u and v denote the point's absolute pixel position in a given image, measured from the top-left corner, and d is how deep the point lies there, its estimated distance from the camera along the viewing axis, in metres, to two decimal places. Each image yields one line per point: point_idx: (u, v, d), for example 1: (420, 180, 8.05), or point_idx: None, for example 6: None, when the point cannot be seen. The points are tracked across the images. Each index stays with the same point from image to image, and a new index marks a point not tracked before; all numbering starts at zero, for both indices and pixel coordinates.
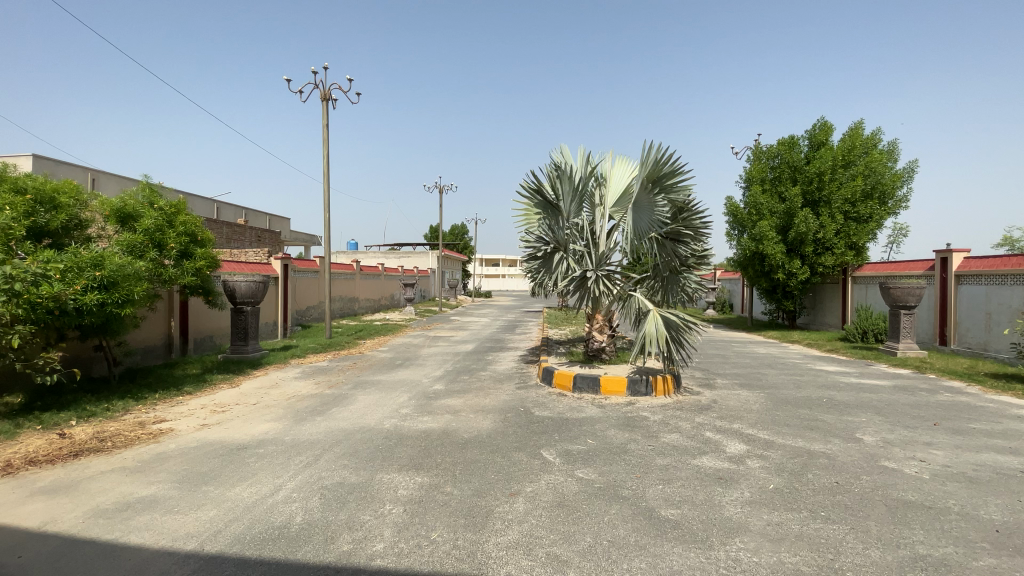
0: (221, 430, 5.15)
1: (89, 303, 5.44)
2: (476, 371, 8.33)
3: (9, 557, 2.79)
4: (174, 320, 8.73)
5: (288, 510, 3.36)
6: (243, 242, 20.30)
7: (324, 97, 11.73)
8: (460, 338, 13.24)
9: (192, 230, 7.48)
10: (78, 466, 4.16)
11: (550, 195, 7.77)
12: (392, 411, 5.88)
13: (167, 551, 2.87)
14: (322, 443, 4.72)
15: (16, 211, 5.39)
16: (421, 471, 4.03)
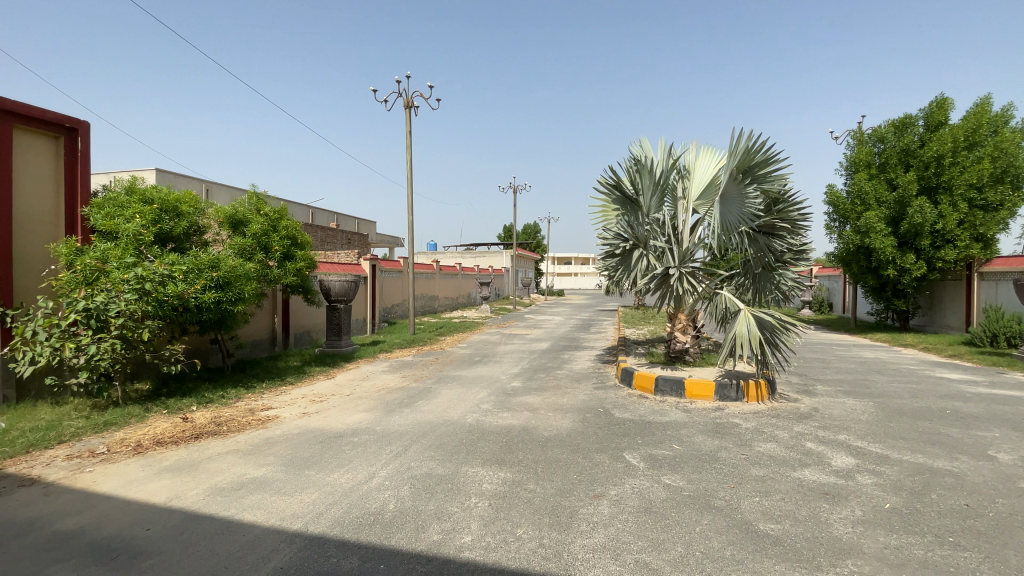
0: (320, 419, 5.55)
1: (207, 301, 6.10)
2: (554, 370, 8.31)
3: (141, 529, 3.17)
4: (277, 316, 9.55)
5: (382, 498, 3.53)
6: (334, 245, 21.78)
7: (407, 104, 12.25)
8: (536, 336, 13.27)
9: (293, 234, 8.13)
10: (199, 447, 4.67)
11: (629, 190, 7.52)
12: (473, 406, 6.01)
13: (276, 529, 3.13)
14: (409, 435, 4.93)
15: (146, 219, 6.11)
16: (505, 467, 4.07)
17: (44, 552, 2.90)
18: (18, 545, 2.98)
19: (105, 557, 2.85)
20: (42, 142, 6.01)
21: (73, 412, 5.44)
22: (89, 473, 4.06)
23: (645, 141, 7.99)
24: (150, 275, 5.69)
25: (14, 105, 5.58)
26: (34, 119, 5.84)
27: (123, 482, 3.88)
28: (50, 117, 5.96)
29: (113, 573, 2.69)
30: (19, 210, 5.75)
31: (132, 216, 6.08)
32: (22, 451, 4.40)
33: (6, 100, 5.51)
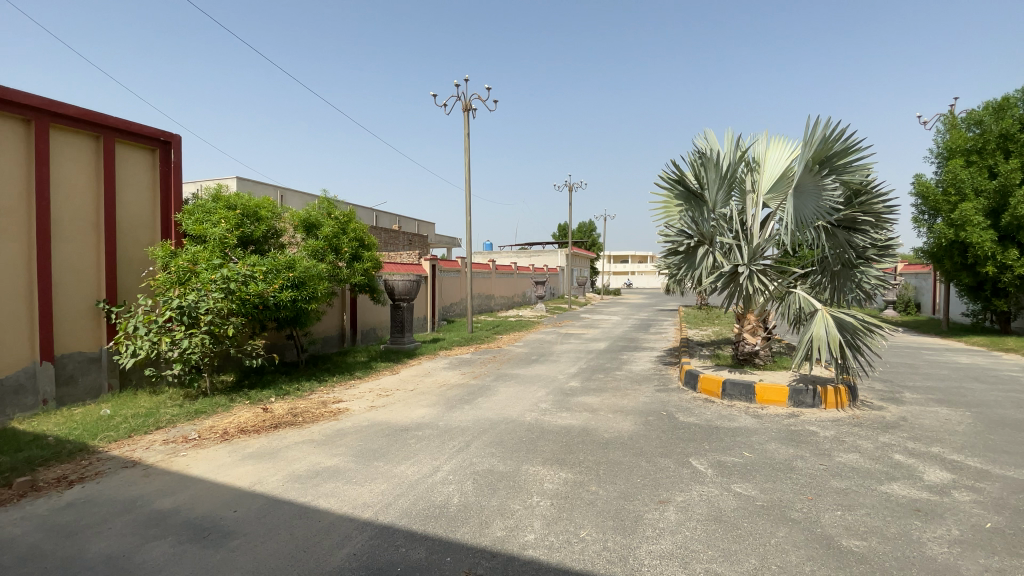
0: (386, 413, 5.78)
1: (284, 299, 6.50)
2: (613, 371, 8.17)
3: (229, 510, 3.44)
4: (346, 314, 10.03)
5: (446, 491, 3.62)
6: (395, 246, 22.59)
7: (466, 107, 12.46)
8: (593, 335, 13.11)
9: (360, 236, 8.51)
10: (278, 436, 4.99)
11: (693, 184, 7.24)
12: (532, 405, 6.03)
13: (348, 517, 3.29)
14: (471, 431, 5.02)
15: (230, 224, 6.60)
16: (566, 467, 4.05)
17: (146, 528, 3.21)
18: (124, 521, 3.31)
19: (198, 535, 3.11)
20: (141, 155, 6.64)
21: (168, 401, 6.00)
22: (183, 457, 4.44)
23: (710, 133, 7.67)
24: (235, 276, 6.15)
25: (116, 121, 6.19)
26: (134, 134, 6.45)
27: (211, 467, 4.22)
28: (147, 132, 6.56)
29: (205, 550, 2.94)
30: (123, 217, 6.40)
31: (218, 221, 6.59)
32: (127, 434, 4.90)
33: (109, 117, 6.13)
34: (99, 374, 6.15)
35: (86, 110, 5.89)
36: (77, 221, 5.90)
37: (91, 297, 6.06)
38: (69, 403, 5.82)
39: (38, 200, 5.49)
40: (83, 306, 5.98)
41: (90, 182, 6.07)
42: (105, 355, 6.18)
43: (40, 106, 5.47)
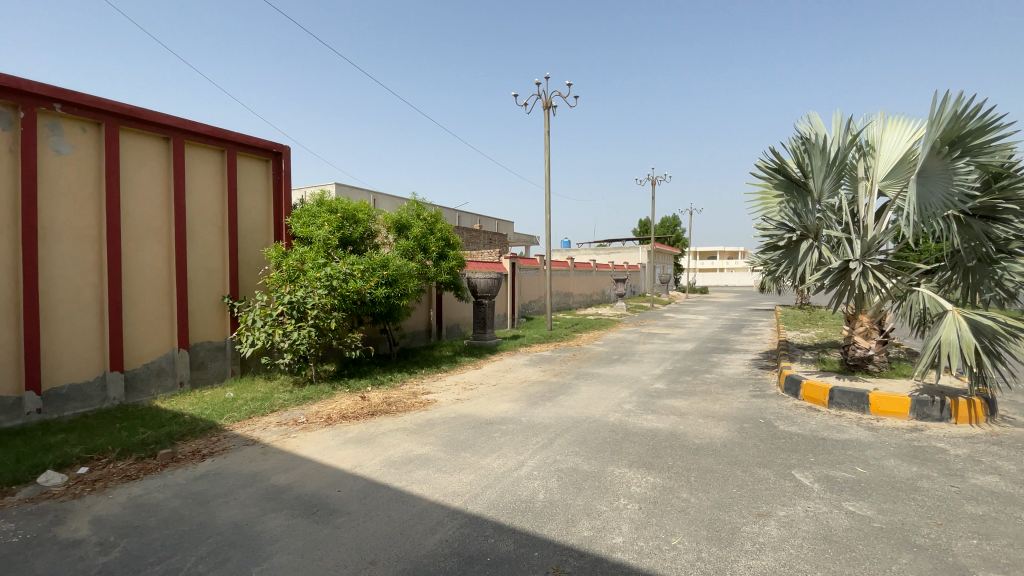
0: (471, 406, 5.96)
1: (379, 295, 6.95)
2: (702, 374, 7.79)
3: (334, 490, 3.73)
4: (432, 310, 10.48)
5: (532, 486, 3.66)
6: (477, 245, 23.24)
7: (546, 105, 12.47)
8: (678, 336, 12.60)
9: (446, 236, 8.85)
10: (374, 423, 5.33)
11: (795, 173, 6.67)
12: (615, 405, 5.91)
13: (440, 504, 3.44)
14: (554, 428, 5.03)
15: (332, 226, 7.16)
16: (654, 471, 3.93)
17: (264, 501, 3.58)
18: (247, 493, 3.71)
19: (308, 511, 3.41)
20: (258, 165, 7.37)
21: (280, 387, 6.64)
22: (293, 439, 4.89)
23: (816, 118, 7.03)
24: (337, 274, 6.65)
25: (237, 136, 6.93)
26: (252, 147, 7.18)
27: (318, 448, 4.60)
28: (262, 144, 7.26)
29: (313, 525, 3.21)
30: (243, 222, 7.15)
31: (322, 224, 7.17)
32: (247, 416, 5.49)
33: (231, 133, 6.86)
34: (224, 361, 6.95)
35: (213, 127, 6.65)
36: (206, 226, 6.69)
37: (217, 293, 6.85)
38: (200, 385, 6.64)
39: (174, 208, 6.30)
40: (211, 302, 6.77)
41: (216, 191, 6.84)
42: (229, 345, 6.96)
43: (175, 125, 6.26)
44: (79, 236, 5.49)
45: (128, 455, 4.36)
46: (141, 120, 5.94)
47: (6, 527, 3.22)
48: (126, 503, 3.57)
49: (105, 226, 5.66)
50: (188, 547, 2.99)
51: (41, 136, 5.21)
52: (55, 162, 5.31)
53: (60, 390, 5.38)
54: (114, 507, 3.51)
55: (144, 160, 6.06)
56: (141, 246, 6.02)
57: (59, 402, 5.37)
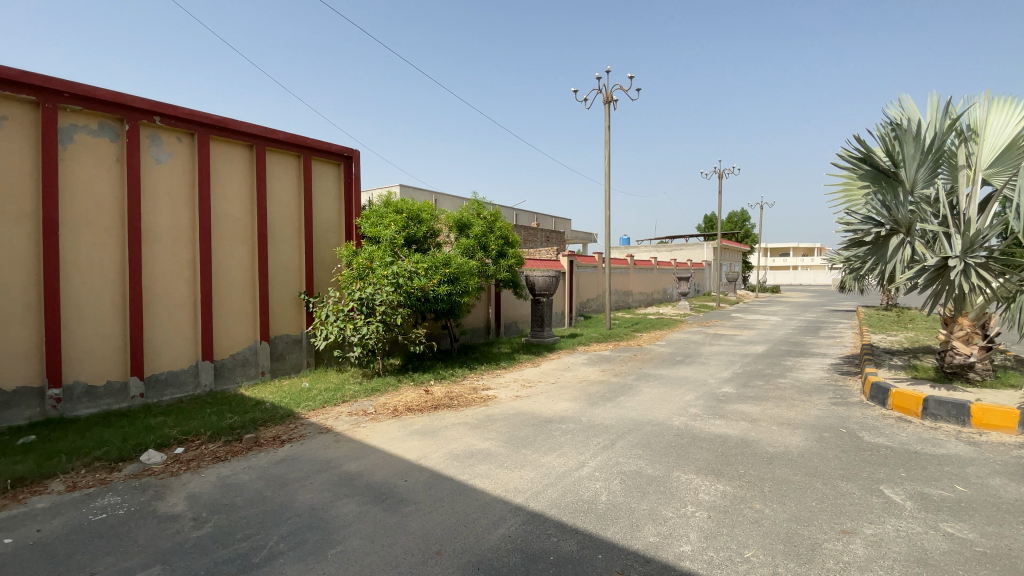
0: (531, 403, 5.98)
1: (441, 293, 7.15)
2: (774, 378, 7.35)
3: (402, 479, 3.88)
4: (491, 308, 10.62)
5: (594, 488, 3.61)
6: (534, 243, 23.28)
7: (607, 99, 12.24)
8: (747, 337, 11.99)
9: (505, 234, 8.93)
10: (437, 417, 5.48)
11: (884, 162, 6.16)
12: (680, 408, 5.71)
13: (502, 500, 3.47)
14: (616, 429, 4.94)
15: (398, 226, 7.44)
16: (723, 479, 3.76)
17: (337, 487, 3.78)
18: (322, 478, 3.94)
19: (378, 498, 3.57)
20: (330, 169, 7.77)
21: (350, 378, 6.99)
22: (363, 428, 5.13)
23: (908, 101, 6.45)
24: (402, 272, 6.91)
25: (312, 142, 7.35)
26: (325, 152, 7.58)
27: (385, 439, 4.80)
28: (335, 149, 7.65)
29: (382, 512, 3.35)
30: (316, 222, 7.57)
31: (389, 224, 7.46)
32: (321, 405, 5.82)
33: (307, 139, 7.28)
34: (301, 353, 7.40)
35: (291, 133, 7.09)
36: (284, 227, 7.15)
37: (294, 289, 7.29)
38: (279, 375, 7.12)
39: (256, 210, 6.77)
40: (288, 298, 7.24)
41: (293, 193, 7.29)
42: (304, 338, 7.41)
43: (258, 133, 6.73)
44: (175, 237, 6.04)
45: (217, 438, 4.75)
46: (228, 129, 6.44)
47: (116, 499, 3.61)
48: (216, 482, 3.90)
49: (197, 227, 6.19)
50: (270, 526, 3.21)
51: (144, 146, 5.78)
52: (156, 170, 5.87)
53: (159, 376, 5.95)
54: (206, 486, 3.83)
55: (231, 166, 6.57)
56: (227, 246, 6.53)
57: (159, 387, 5.95)
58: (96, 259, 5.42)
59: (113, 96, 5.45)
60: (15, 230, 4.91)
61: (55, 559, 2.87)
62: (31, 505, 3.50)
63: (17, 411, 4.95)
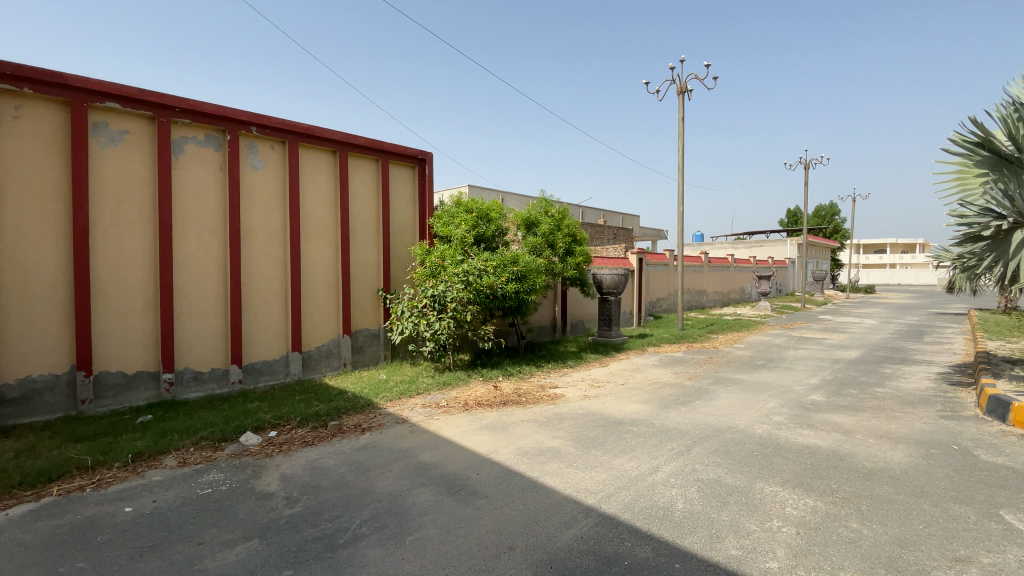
0: (600, 403, 5.89)
1: (510, 290, 7.23)
2: (871, 386, 6.70)
3: (474, 472, 3.97)
4: (557, 306, 10.56)
5: (669, 494, 3.49)
6: (602, 240, 22.91)
7: (681, 89, 11.73)
8: (837, 341, 11.06)
9: (573, 232, 8.85)
10: (506, 412, 5.54)
11: (1006, 146, 5.45)
12: (762, 416, 5.37)
13: (573, 499, 3.44)
14: (691, 435, 4.74)
15: (468, 225, 7.62)
16: (812, 493, 3.50)
17: (414, 476, 3.94)
18: (400, 466, 4.12)
19: (452, 489, 3.68)
20: (406, 171, 8.09)
21: (423, 372, 7.26)
22: (436, 421, 5.30)
23: None
24: (472, 270, 7.07)
25: (389, 146, 7.68)
26: (401, 154, 7.90)
27: (457, 432, 4.93)
28: (409, 152, 7.95)
29: (456, 503, 3.45)
30: (393, 222, 7.91)
31: (460, 224, 7.65)
32: (397, 396, 6.09)
33: (384, 143, 7.63)
34: (378, 347, 7.78)
35: (370, 139, 7.45)
36: (363, 227, 7.54)
37: (372, 286, 7.68)
38: (359, 367, 7.53)
39: (339, 212, 7.20)
40: (367, 295, 7.63)
41: (372, 195, 7.65)
42: (381, 332, 7.78)
43: (341, 139, 7.14)
44: (269, 237, 6.56)
45: (305, 424, 5.11)
46: (315, 137, 6.89)
47: (219, 476, 3.98)
48: (305, 465, 4.20)
49: (288, 228, 6.68)
50: (353, 509, 3.41)
51: (243, 155, 6.32)
52: (253, 176, 6.41)
53: (255, 365, 6.50)
54: (296, 468, 4.13)
55: (317, 171, 7.02)
56: (314, 245, 7.00)
57: (255, 375, 6.50)
58: (202, 258, 6.01)
59: (217, 109, 6.01)
60: (137, 233, 5.55)
61: (169, 527, 3.21)
62: (149, 477, 3.94)
63: (137, 393, 5.60)
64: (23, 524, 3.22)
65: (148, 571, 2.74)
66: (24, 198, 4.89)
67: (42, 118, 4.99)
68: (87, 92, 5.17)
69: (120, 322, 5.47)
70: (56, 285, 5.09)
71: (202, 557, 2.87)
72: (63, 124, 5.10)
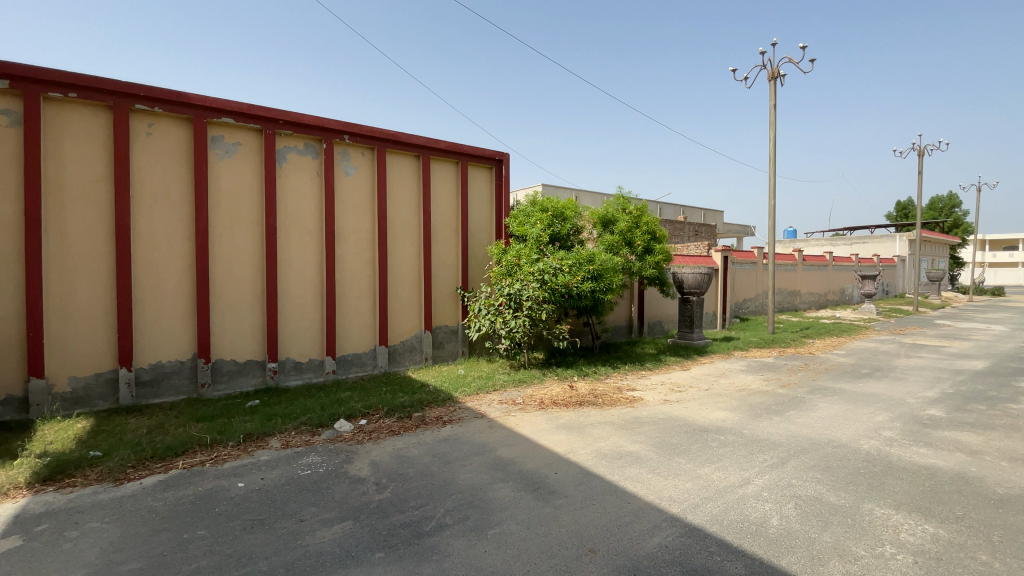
0: (682, 409, 5.65)
1: (585, 289, 7.17)
2: (1004, 402, 5.84)
3: (552, 471, 3.96)
4: (634, 306, 10.28)
5: (762, 509, 3.27)
6: (681, 237, 21.93)
7: (772, 75, 10.93)
8: (960, 350, 9.74)
9: (653, 229, 8.55)
10: (583, 413, 5.49)
11: None
12: (868, 430, 4.87)
13: (656, 507, 3.33)
14: (785, 447, 4.40)
15: (543, 224, 7.63)
16: (932, 519, 3.11)
17: (494, 471, 4.01)
18: (479, 461, 4.22)
19: (530, 487, 3.70)
20: (484, 172, 8.25)
21: (500, 369, 7.37)
22: (513, 417, 5.36)
23: None
24: (548, 269, 7.07)
25: (468, 147, 7.87)
26: (480, 156, 8.07)
27: (534, 430, 4.95)
28: (488, 153, 8.10)
29: (536, 501, 3.46)
30: (471, 222, 8.12)
31: (536, 223, 7.68)
32: (475, 392, 6.24)
33: (464, 146, 7.83)
34: (456, 343, 8.02)
35: (450, 142, 7.68)
36: (444, 228, 7.80)
37: (452, 285, 7.93)
38: (439, 361, 7.81)
39: (422, 213, 7.51)
40: (447, 292, 7.89)
41: (451, 196, 7.89)
42: (460, 328, 8.01)
43: (423, 144, 7.43)
44: (359, 238, 6.98)
45: (392, 414, 5.38)
46: (400, 142, 7.23)
47: (317, 459, 4.31)
48: (393, 453, 4.43)
49: (376, 229, 7.08)
50: (437, 499, 3.54)
51: (337, 162, 6.78)
52: (345, 181, 6.85)
53: (347, 357, 6.95)
54: (384, 455, 4.37)
55: (401, 175, 7.36)
56: (399, 245, 7.35)
57: (346, 366, 6.95)
58: (301, 258, 6.52)
59: (314, 120, 6.48)
60: (246, 235, 6.13)
61: (275, 504, 3.53)
62: (258, 456, 4.36)
63: (246, 380, 6.20)
64: (156, 492, 3.68)
65: (259, 543, 3.02)
66: (156, 206, 5.58)
67: (170, 134, 5.65)
68: (205, 110, 5.79)
69: (233, 316, 6.09)
70: (181, 282, 5.76)
71: (304, 533, 3.12)
72: (187, 139, 5.75)
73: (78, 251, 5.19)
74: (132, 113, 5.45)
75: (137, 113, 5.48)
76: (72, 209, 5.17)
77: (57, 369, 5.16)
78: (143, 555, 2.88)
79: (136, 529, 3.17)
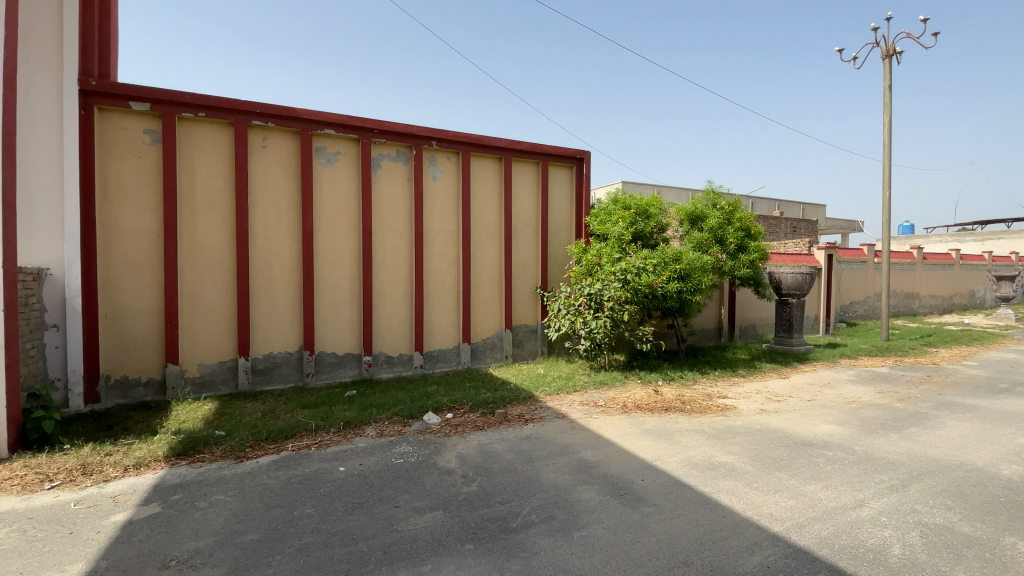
0: (781, 420, 5.26)
1: (671, 289, 6.91)
2: None
3: (638, 477, 3.86)
4: (724, 308, 9.71)
5: (880, 535, 2.95)
6: (776, 235, 20.39)
7: (885, 53, 9.84)
8: None
9: (746, 226, 8.03)
10: (670, 419, 5.29)
11: None
12: (1013, 454, 4.22)
13: (756, 524, 3.12)
14: (906, 468, 3.95)
15: (626, 222, 7.44)
16: None
17: (578, 472, 3.97)
18: (563, 461, 4.21)
19: (617, 492, 3.62)
20: (565, 172, 8.21)
21: (580, 369, 7.31)
22: (596, 419, 5.29)
23: None
24: (631, 268, 6.90)
25: (549, 147, 7.88)
26: (560, 155, 8.04)
27: (618, 434, 4.84)
28: (568, 152, 8.05)
29: (623, 507, 3.39)
30: (552, 222, 8.12)
31: (618, 221, 7.52)
32: (556, 391, 6.24)
33: (545, 146, 7.85)
34: (537, 342, 8.07)
35: (531, 142, 7.73)
36: (524, 228, 7.88)
37: (532, 284, 7.99)
38: (519, 359, 7.90)
39: (504, 214, 7.63)
40: (527, 291, 7.96)
41: (532, 197, 7.94)
42: (540, 327, 8.05)
43: (506, 146, 7.55)
44: (444, 238, 7.24)
45: (476, 409, 5.52)
46: (483, 145, 7.40)
47: (408, 449, 4.53)
48: (478, 447, 4.55)
49: (460, 230, 7.30)
50: (523, 496, 3.58)
51: (425, 166, 7.07)
52: (433, 185, 7.14)
53: (432, 352, 7.25)
54: (470, 449, 4.50)
55: (484, 176, 7.52)
56: (481, 246, 7.53)
57: (432, 361, 7.24)
58: (392, 258, 6.89)
59: (405, 128, 6.81)
60: (344, 237, 6.58)
61: (372, 489, 3.76)
62: (356, 443, 4.67)
63: (343, 372, 6.66)
64: (270, 471, 4.06)
65: (358, 524, 3.23)
66: (269, 211, 6.16)
67: (280, 147, 6.21)
68: (310, 122, 6.29)
69: (331, 312, 6.56)
70: (288, 281, 6.31)
71: (399, 519, 3.29)
72: (295, 150, 6.29)
73: (206, 252, 5.86)
74: (250, 129, 6.05)
75: (254, 129, 6.07)
76: (201, 216, 5.84)
77: (189, 356, 5.87)
78: (260, 528, 3.19)
79: (254, 503, 3.52)
